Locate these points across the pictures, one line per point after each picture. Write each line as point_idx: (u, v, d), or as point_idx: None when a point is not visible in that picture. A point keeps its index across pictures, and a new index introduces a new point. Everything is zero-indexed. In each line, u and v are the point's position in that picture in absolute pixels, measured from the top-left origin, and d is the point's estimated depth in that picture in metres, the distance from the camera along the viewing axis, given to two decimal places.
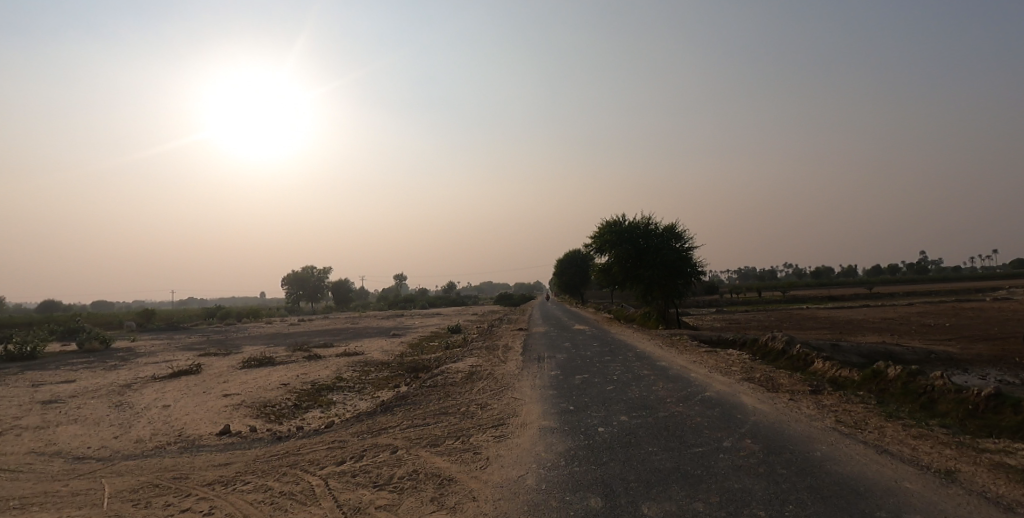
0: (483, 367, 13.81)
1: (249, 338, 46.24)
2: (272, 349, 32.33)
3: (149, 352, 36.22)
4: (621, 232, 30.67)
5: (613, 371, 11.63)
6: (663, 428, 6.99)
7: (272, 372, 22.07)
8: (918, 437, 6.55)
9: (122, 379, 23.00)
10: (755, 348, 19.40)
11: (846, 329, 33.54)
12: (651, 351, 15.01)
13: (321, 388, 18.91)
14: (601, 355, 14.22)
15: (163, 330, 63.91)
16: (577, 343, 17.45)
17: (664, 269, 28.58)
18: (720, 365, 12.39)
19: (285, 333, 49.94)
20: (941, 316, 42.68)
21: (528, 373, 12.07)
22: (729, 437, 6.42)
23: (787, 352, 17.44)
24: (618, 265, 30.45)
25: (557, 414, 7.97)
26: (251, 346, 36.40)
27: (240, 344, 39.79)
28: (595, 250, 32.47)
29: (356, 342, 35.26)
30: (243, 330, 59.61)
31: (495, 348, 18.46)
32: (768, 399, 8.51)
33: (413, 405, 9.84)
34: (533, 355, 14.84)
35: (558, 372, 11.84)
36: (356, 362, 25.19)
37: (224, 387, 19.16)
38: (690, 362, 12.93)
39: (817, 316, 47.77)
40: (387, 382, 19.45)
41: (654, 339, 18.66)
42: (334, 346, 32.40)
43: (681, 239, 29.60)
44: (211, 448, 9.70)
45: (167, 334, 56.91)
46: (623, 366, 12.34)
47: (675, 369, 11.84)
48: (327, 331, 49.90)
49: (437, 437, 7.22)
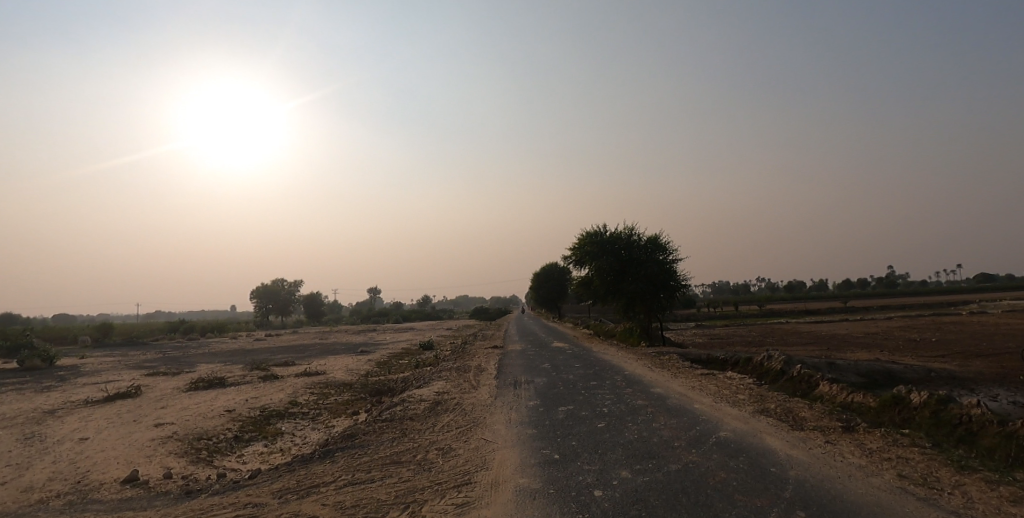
0: (451, 394, 11.98)
1: (208, 355, 43.39)
2: (227, 368, 29.90)
3: (93, 371, 33.34)
4: (603, 242, 29.13)
5: (603, 401, 9.93)
6: (681, 489, 5.30)
7: (218, 396, 19.85)
8: (1017, 502, 4.99)
9: (48, 403, 20.52)
10: (749, 367, 17.97)
11: (834, 345, 32.41)
12: (641, 374, 13.38)
13: (270, 415, 16.83)
14: (586, 380, 12.50)
15: (118, 346, 60.16)
16: (558, 364, 15.69)
17: (649, 282, 27.06)
18: (724, 392, 10.78)
19: (247, 349, 47.12)
20: (924, 330, 42.06)
21: (503, 403, 10.29)
22: (774, 507, 4.76)
23: (786, 374, 16.01)
24: (599, 278, 28.86)
25: (538, 467, 6.20)
26: (206, 364, 33.77)
27: (195, 361, 37.08)
28: (576, 262, 30.87)
29: (320, 360, 32.92)
30: (204, 346, 56.34)
31: (466, 369, 16.59)
32: (799, 442, 6.90)
33: (360, 449, 7.97)
34: (509, 380, 13.06)
35: (538, 402, 10.09)
36: (316, 383, 23.05)
37: (160, 414, 16.91)
38: (689, 389, 11.28)
39: (799, 330, 46.95)
40: (346, 407, 17.45)
41: (641, 359, 17.05)
42: (295, 365, 30.06)
43: (665, 251, 28.16)
44: (100, 507, 7.67)
45: (121, 350, 53.41)
46: (614, 394, 10.65)
47: (674, 398, 10.20)
48: (292, 347, 47.23)
49: (379, 505, 5.42)
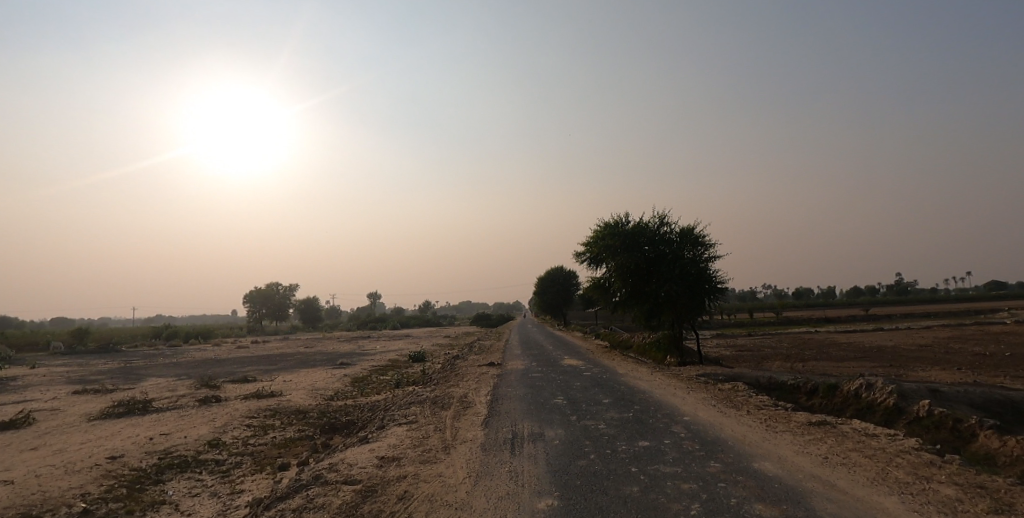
0: (404, 465, 6.96)
1: (171, 366, 38.46)
2: (172, 384, 25.05)
3: (21, 386, 28.42)
4: (624, 234, 23.96)
5: (683, 506, 5.00)
6: None
7: (119, 433, 14.93)
8: None
9: None
10: (841, 403, 13.00)
11: (894, 362, 27.29)
12: (711, 424, 8.48)
13: (168, 466, 11.97)
14: (630, 439, 7.57)
15: (87, 353, 55.52)
16: (577, 400, 10.66)
17: (684, 285, 21.98)
18: (898, 477, 5.82)
19: (216, 360, 42.14)
20: (983, 342, 36.72)
21: (487, 506, 5.29)
22: None
23: (907, 417, 11.08)
24: (621, 279, 23.71)
25: None
26: (154, 378, 28.80)
27: (147, 374, 32.09)
28: (591, 258, 25.74)
29: (287, 374, 27.95)
30: (178, 354, 51.52)
31: (444, 403, 11.67)
32: None
33: None
34: (503, 434, 8.12)
35: (553, 505, 5.17)
36: (263, 408, 18.18)
37: (14, 462, 12.08)
38: (821, 466, 6.30)
39: (836, 341, 41.78)
40: (281, 453, 12.57)
41: (693, 389, 12.05)
42: (252, 381, 25.07)
43: (702, 247, 22.89)
44: None
45: (85, 358, 48.61)
46: (694, 480, 5.72)
47: (818, 493, 5.27)
48: (269, 357, 42.27)
49: None
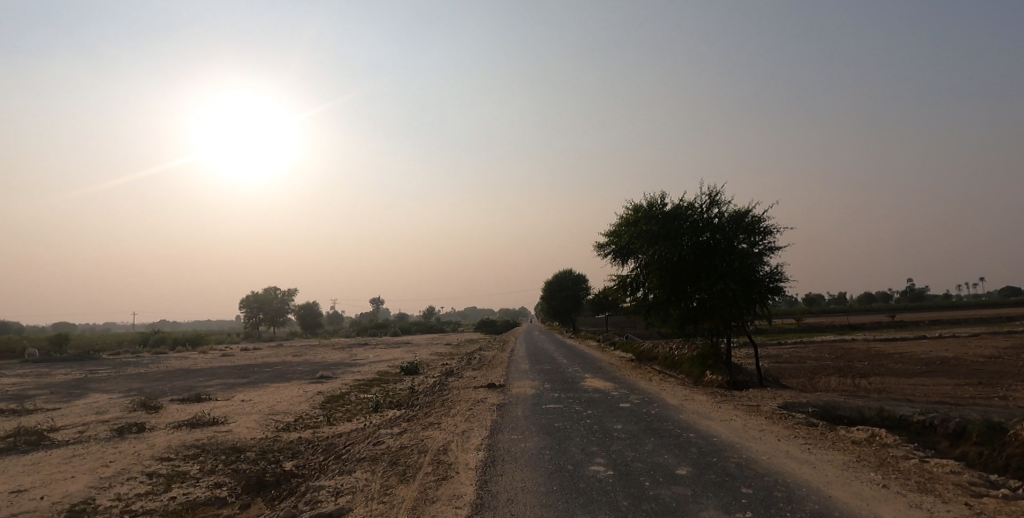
0: None
1: (131, 378, 33.82)
2: (108, 404, 20.61)
3: None
4: (660, 217, 19.33)
5: None
6: None
7: None
8: None
9: None
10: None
11: (977, 379, 22.54)
12: None
13: None
14: None
15: (59, 360, 51.18)
16: (634, 469, 6.17)
17: (737, 281, 17.37)
18: None
19: (188, 371, 37.51)
20: None
21: None
22: None
23: None
24: (656, 275, 19.13)
25: None
26: (94, 395, 24.27)
27: (96, 389, 27.47)
28: (619, 249, 21.20)
29: (251, 392, 23.48)
30: (153, 363, 46.96)
31: (405, 466, 7.18)
32: None
33: None
34: None
35: None
36: (189, 444, 13.69)
37: None
38: None
39: (884, 351, 36.94)
40: None
41: (811, 440, 7.53)
42: (202, 402, 20.55)
43: (759, 235, 18.17)
44: None
45: (48, 367, 44.10)
46: None
47: None
48: (247, 368, 37.71)
49: None
